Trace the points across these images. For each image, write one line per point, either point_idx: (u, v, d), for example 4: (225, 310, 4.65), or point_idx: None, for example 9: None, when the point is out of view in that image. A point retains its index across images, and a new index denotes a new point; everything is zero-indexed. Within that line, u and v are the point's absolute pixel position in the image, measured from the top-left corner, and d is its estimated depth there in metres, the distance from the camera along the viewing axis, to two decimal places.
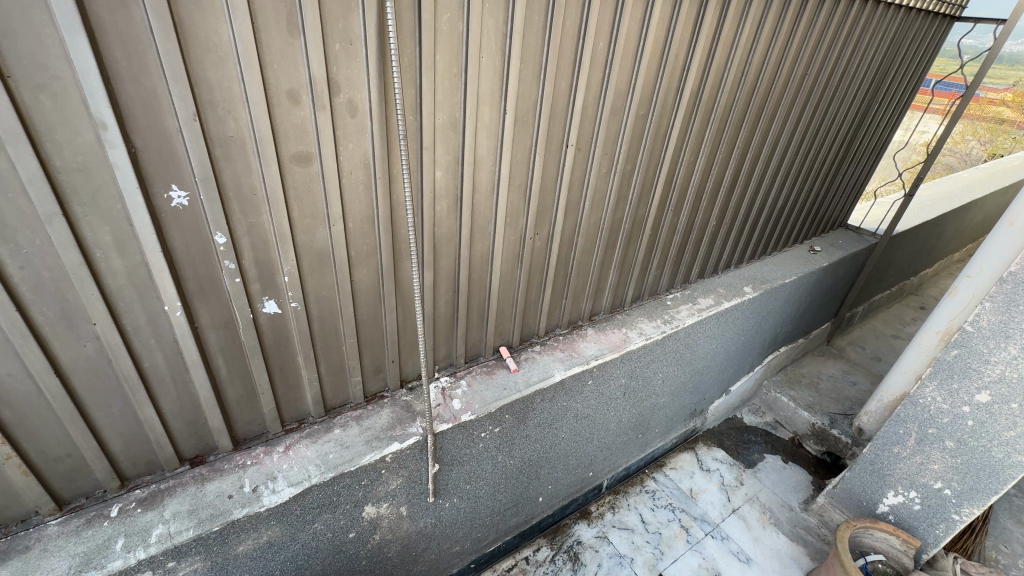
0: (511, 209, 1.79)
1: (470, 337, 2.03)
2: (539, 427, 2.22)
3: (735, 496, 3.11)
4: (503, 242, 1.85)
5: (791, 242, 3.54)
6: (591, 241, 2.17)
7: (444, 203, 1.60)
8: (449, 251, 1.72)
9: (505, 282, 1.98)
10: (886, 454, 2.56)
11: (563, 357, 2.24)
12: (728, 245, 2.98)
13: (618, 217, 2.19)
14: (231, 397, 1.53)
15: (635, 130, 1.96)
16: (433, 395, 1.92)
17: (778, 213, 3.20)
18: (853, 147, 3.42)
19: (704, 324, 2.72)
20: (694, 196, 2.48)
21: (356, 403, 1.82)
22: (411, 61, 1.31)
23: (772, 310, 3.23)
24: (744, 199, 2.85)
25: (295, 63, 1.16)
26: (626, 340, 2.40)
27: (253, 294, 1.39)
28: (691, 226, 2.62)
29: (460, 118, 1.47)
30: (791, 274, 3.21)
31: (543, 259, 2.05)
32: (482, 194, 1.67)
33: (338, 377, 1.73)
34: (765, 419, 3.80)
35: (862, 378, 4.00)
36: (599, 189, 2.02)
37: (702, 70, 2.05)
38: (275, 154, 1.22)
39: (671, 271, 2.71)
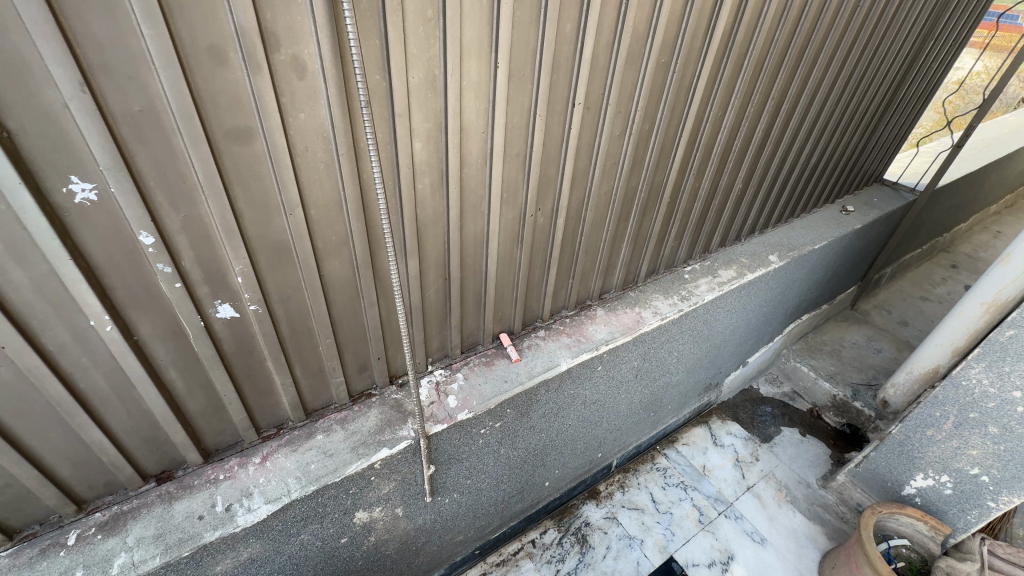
0: (507, 183, 1.52)
1: (466, 326, 1.82)
2: (543, 418, 2.05)
3: (750, 473, 2.98)
4: (500, 221, 1.59)
5: (822, 202, 3.22)
6: (602, 213, 1.91)
7: (426, 180, 1.34)
8: (437, 235, 1.48)
9: (503, 264, 1.74)
10: (918, 436, 2.38)
11: (570, 343, 2.03)
12: (754, 209, 2.69)
13: (632, 185, 1.91)
14: (194, 409, 1.35)
15: (655, 82, 1.65)
16: (426, 392, 1.74)
17: (811, 170, 2.88)
18: (899, 93, 3.02)
19: (724, 299, 2.48)
20: (720, 155, 2.18)
21: (340, 403, 1.65)
22: (371, 2, 1.02)
23: (798, 279, 2.97)
24: (775, 157, 2.53)
25: (213, 9, 0.88)
26: (640, 321, 2.18)
27: (201, 299, 1.17)
28: (715, 191, 2.33)
29: (440, 75, 1.19)
30: (821, 239, 2.92)
31: (546, 237, 1.80)
32: (472, 167, 1.41)
33: (317, 379, 1.55)
34: (782, 389, 3.62)
35: (887, 345, 3.79)
36: (611, 155, 1.74)
37: (737, 4, 1.69)
38: (203, 132, 0.97)
39: (690, 241, 2.44)
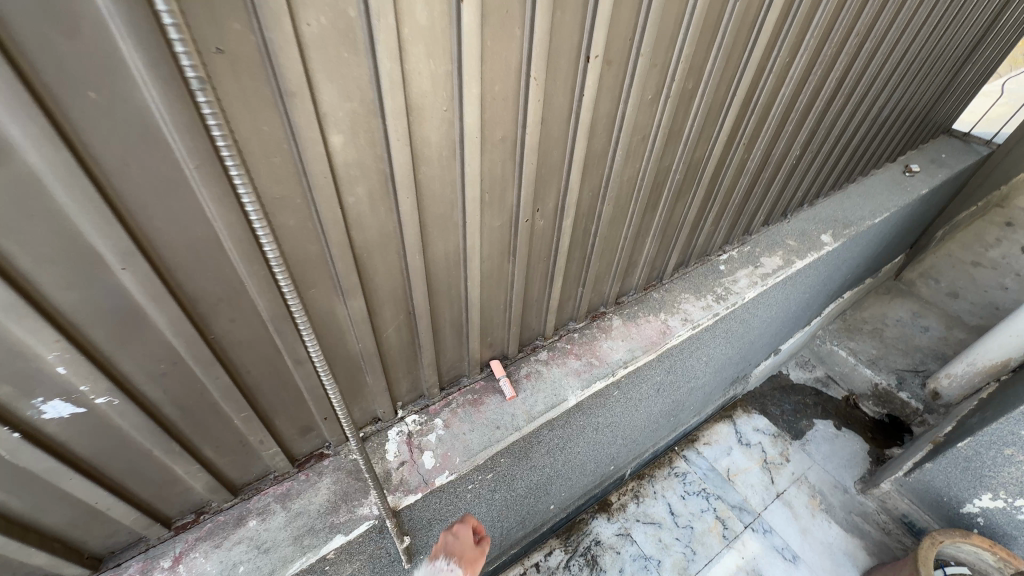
0: (491, 181, 1.04)
1: (444, 361, 1.40)
2: (547, 455, 1.68)
3: (780, 477, 2.66)
4: (482, 232, 1.12)
5: (882, 162, 2.67)
6: (622, 206, 1.42)
7: (358, 190, 0.87)
8: (388, 262, 1.02)
9: (490, 284, 1.29)
10: (991, 454, 2.01)
11: (579, 368, 1.60)
12: (808, 179, 2.16)
13: (664, 166, 1.41)
14: (54, 523, 0.96)
15: (707, 19, 1.12)
16: (394, 451, 1.35)
17: (877, 125, 2.32)
18: (997, 20, 2.38)
19: (767, 294, 2.02)
20: (781, 116, 1.65)
21: (281, 473, 1.27)
22: None
23: (850, 258, 2.49)
24: (844, 111, 1.97)
25: None
26: (667, 333, 1.73)
27: (5, 401, 0.74)
28: (767, 162, 1.81)
29: (361, 18, 0.69)
30: (882, 211, 2.41)
31: (548, 244, 1.32)
32: (433, 163, 0.92)
33: (241, 454, 1.15)
34: (815, 374, 3.23)
35: (935, 323, 3.36)
36: (639, 129, 1.23)
37: None
38: None
39: (728, 224, 1.95)
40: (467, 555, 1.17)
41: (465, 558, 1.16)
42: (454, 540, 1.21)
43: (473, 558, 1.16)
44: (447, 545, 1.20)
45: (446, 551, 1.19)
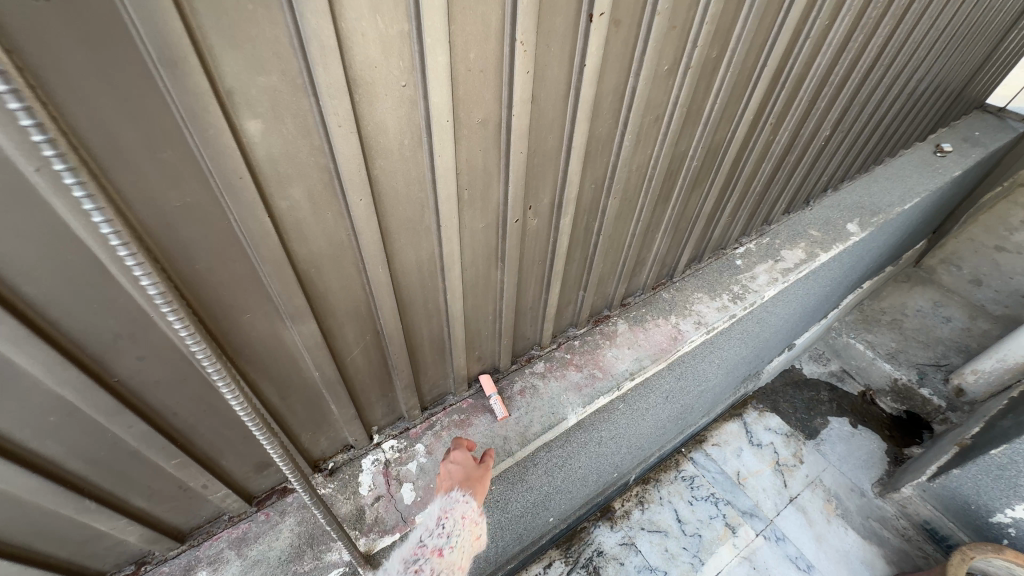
0: (470, 174, 0.84)
1: (424, 380, 1.21)
2: (544, 475, 1.51)
3: (793, 480, 2.51)
4: (460, 235, 0.92)
5: (911, 142, 2.45)
6: (630, 199, 1.21)
7: (294, 192, 0.67)
8: (344, 277, 0.83)
9: (475, 293, 1.09)
10: None
11: (579, 381, 1.42)
12: (835, 162, 1.95)
13: (679, 151, 1.20)
14: None
15: None
16: (369, 483, 1.18)
17: (911, 101, 2.09)
18: None
19: (787, 291, 1.82)
20: (813, 91, 1.43)
21: (237, 512, 1.10)
22: None
23: (876, 249, 2.28)
24: (880, 85, 1.74)
25: None
26: (679, 338, 1.54)
27: None
28: (794, 144, 1.59)
29: None
30: (912, 195, 2.20)
31: (543, 245, 1.13)
32: (391, 155, 0.72)
33: (183, 499, 0.97)
34: (830, 368, 3.06)
35: (957, 313, 3.16)
36: (652, 108, 1.02)
37: None
38: None
39: (747, 214, 1.75)
40: (474, 478, 1.07)
41: (477, 486, 1.06)
42: (455, 467, 1.08)
43: (485, 486, 1.06)
44: (449, 476, 1.07)
45: (450, 479, 1.06)
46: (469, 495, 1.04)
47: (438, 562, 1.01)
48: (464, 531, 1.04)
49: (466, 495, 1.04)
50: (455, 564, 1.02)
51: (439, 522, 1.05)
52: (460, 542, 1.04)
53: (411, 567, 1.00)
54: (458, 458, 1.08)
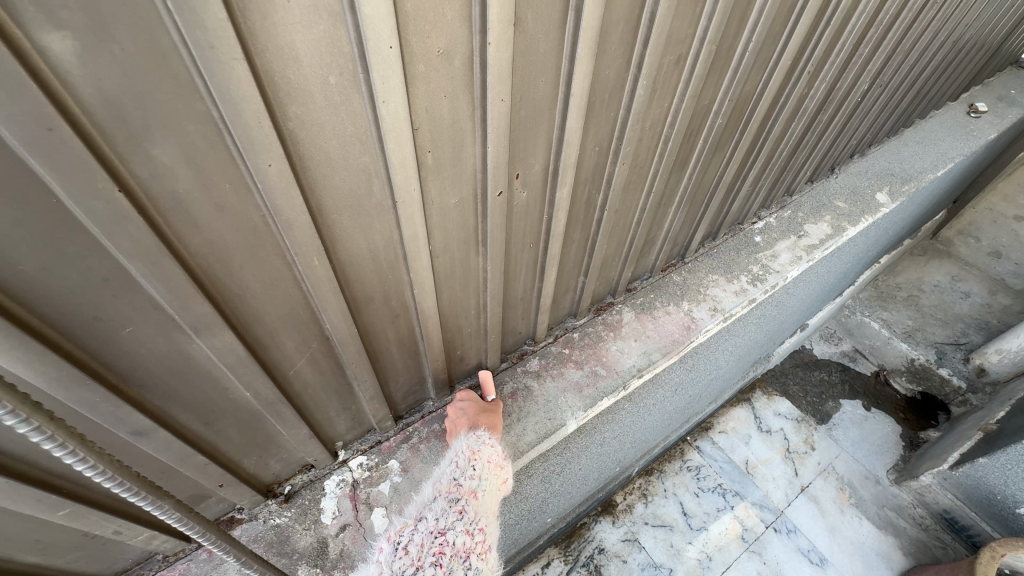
0: (433, 131, 0.62)
1: (396, 387, 1.02)
2: (540, 482, 1.34)
3: (805, 469, 2.38)
4: (426, 213, 0.70)
5: (943, 102, 2.21)
6: (641, 167, 1.00)
7: (159, 153, 0.45)
8: (267, 273, 0.62)
9: (452, 285, 0.89)
10: None
11: (580, 381, 1.23)
12: (866, 124, 1.72)
13: (702, 105, 0.98)
14: None
15: None
16: (335, 508, 1.00)
17: (953, 52, 1.84)
18: None
19: (810, 271, 1.63)
20: (858, 32, 1.20)
21: (172, 552, 0.92)
22: None
23: (903, 221, 2.07)
24: (926, 31, 1.51)
25: None
26: (693, 328, 1.35)
27: None
28: (828, 102, 1.38)
29: None
30: (946, 161, 1.98)
31: (535, 225, 0.92)
32: (311, 101, 0.50)
33: (92, 549, 0.78)
34: (841, 348, 2.90)
35: (977, 288, 2.98)
36: (672, 46, 0.80)
37: None
38: None
39: (769, 184, 1.54)
40: (489, 412, 1.08)
41: (497, 421, 1.06)
42: (467, 405, 1.09)
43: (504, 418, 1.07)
44: (463, 414, 1.07)
45: (467, 417, 1.06)
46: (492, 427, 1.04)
47: (477, 505, 0.92)
48: (492, 475, 0.98)
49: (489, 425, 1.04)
50: (488, 507, 0.94)
51: (472, 463, 0.97)
52: (490, 488, 0.96)
53: (455, 506, 0.90)
54: (467, 398, 1.11)
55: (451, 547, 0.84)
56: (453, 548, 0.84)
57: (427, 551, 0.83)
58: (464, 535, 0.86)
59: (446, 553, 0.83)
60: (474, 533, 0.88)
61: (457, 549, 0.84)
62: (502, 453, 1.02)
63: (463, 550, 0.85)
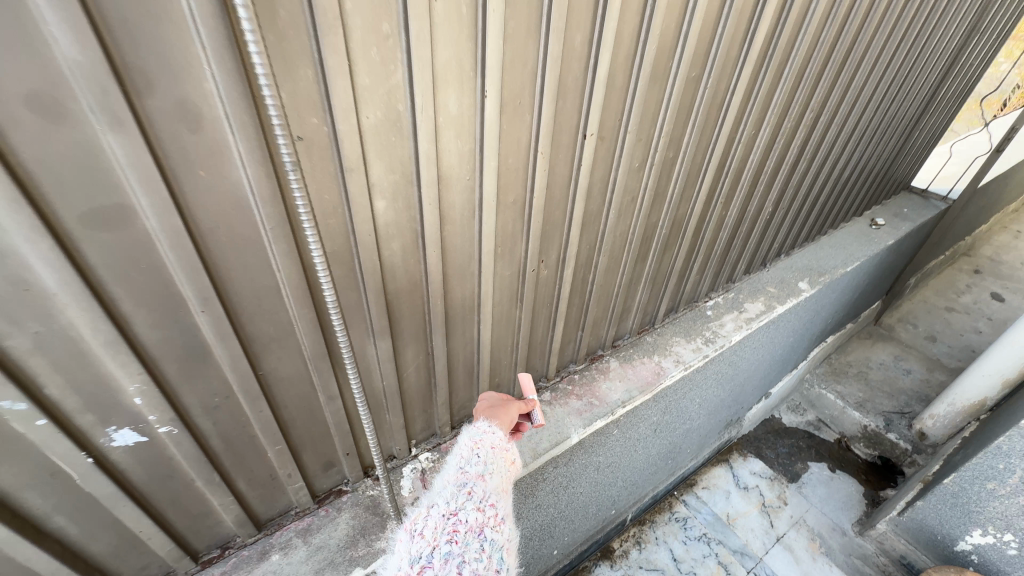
0: (502, 236, 1.20)
1: (456, 400, 1.50)
2: (551, 493, 1.75)
3: (779, 521, 2.70)
4: (494, 280, 1.27)
5: (850, 216, 2.92)
6: (616, 258, 1.59)
7: (394, 245, 1.02)
8: (413, 307, 1.16)
9: (500, 326, 1.42)
10: (976, 488, 2.10)
11: (580, 408, 1.70)
12: (783, 231, 2.37)
13: (652, 222, 1.60)
14: (99, 552, 1.03)
15: (681, 103, 1.33)
16: (408, 484, 1.43)
17: (843, 184, 2.54)
18: (939, 94, 2.67)
19: (752, 338, 2.17)
20: (751, 178, 1.86)
21: (301, 508, 1.34)
22: (296, 23, 0.69)
23: (829, 304, 2.66)
24: (810, 172, 2.20)
25: (27, 42, 0.55)
26: (661, 373, 1.86)
27: (85, 430, 0.85)
28: (743, 217, 2.01)
29: (406, 111, 0.86)
30: (854, 259, 2.62)
31: (552, 291, 1.48)
32: (455, 222, 1.08)
33: (269, 487, 1.23)
34: (807, 418, 3.33)
35: (917, 366, 3.50)
36: (629, 191, 1.42)
37: (780, 6, 1.38)
38: (43, 223, 0.64)
39: (713, 273, 2.13)
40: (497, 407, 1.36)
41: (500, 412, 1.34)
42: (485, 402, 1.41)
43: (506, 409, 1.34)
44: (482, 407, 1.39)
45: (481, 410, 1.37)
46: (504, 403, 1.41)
47: (483, 485, 1.18)
48: (493, 459, 1.26)
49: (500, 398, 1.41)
50: (494, 485, 1.22)
51: (475, 452, 1.25)
52: (493, 468, 1.25)
53: (463, 489, 1.15)
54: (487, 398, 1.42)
55: (463, 524, 1.08)
56: (466, 524, 1.08)
57: (441, 531, 1.05)
58: (474, 512, 1.11)
59: (459, 530, 1.07)
60: (482, 509, 1.13)
61: (469, 523, 1.08)
62: (503, 439, 1.31)
63: (475, 525, 1.09)
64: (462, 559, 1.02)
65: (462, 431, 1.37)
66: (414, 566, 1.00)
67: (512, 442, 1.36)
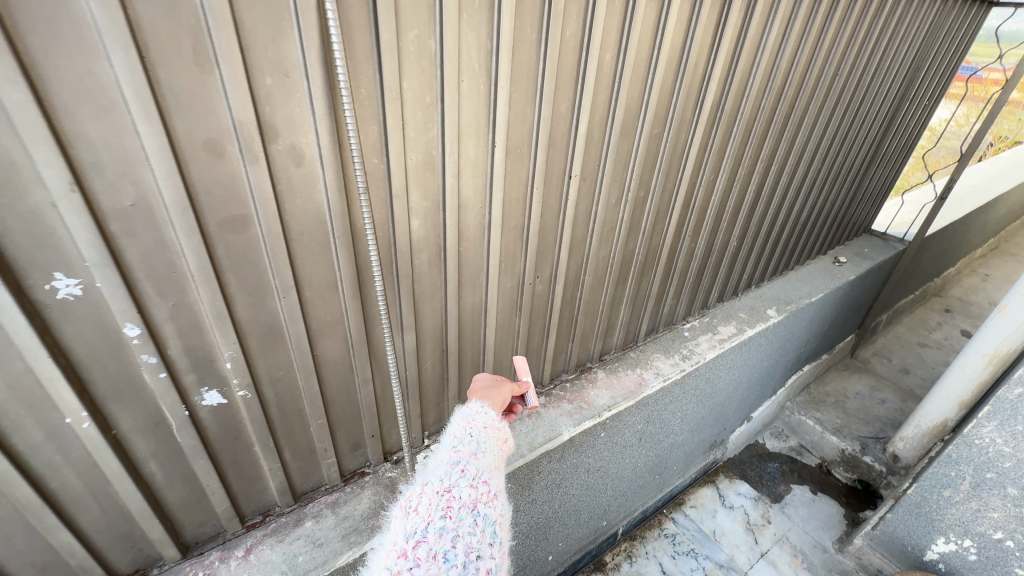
0: (506, 254, 1.51)
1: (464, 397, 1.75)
2: (545, 489, 1.96)
3: (763, 538, 2.85)
4: (498, 290, 1.57)
5: (814, 254, 3.26)
6: (600, 278, 1.89)
7: (423, 256, 1.32)
8: (434, 309, 1.45)
9: (502, 332, 1.70)
10: (935, 497, 2.29)
11: (571, 411, 1.95)
12: (750, 264, 2.70)
13: (629, 249, 1.91)
14: (172, 502, 1.26)
15: (648, 152, 1.68)
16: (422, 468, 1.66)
17: (803, 224, 2.90)
18: (882, 149, 3.08)
19: (725, 356, 2.44)
20: (714, 216, 2.19)
21: (331, 485, 1.57)
22: (370, 95, 1.03)
23: (798, 332, 2.95)
24: (770, 213, 2.55)
25: (212, 106, 0.87)
26: (643, 383, 2.12)
27: (187, 387, 1.12)
28: (712, 249, 2.34)
29: (438, 156, 1.19)
30: (818, 290, 2.94)
31: (546, 304, 1.77)
32: (470, 239, 1.39)
33: (307, 460, 1.47)
34: (789, 444, 3.53)
35: (891, 395, 3.72)
36: (609, 222, 1.74)
37: (723, 79, 1.76)
38: (196, 224, 0.94)
39: (688, 298, 2.43)
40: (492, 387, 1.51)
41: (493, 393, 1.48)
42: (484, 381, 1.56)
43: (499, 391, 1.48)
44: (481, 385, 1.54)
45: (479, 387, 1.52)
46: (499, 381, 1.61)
47: (476, 463, 1.21)
48: (485, 438, 1.30)
49: (495, 376, 1.62)
50: (487, 462, 1.24)
51: (468, 432, 1.30)
52: (487, 447, 1.28)
53: (457, 468, 1.18)
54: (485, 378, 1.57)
55: (457, 500, 1.10)
56: (459, 500, 1.10)
57: (435, 506, 1.08)
58: (467, 489, 1.13)
59: (453, 505, 1.09)
60: (475, 486, 1.15)
61: (462, 499, 1.10)
62: (494, 418, 1.37)
63: (468, 501, 1.11)
64: (455, 533, 1.04)
65: (455, 414, 1.44)
66: (409, 541, 1.03)
67: (503, 421, 1.42)
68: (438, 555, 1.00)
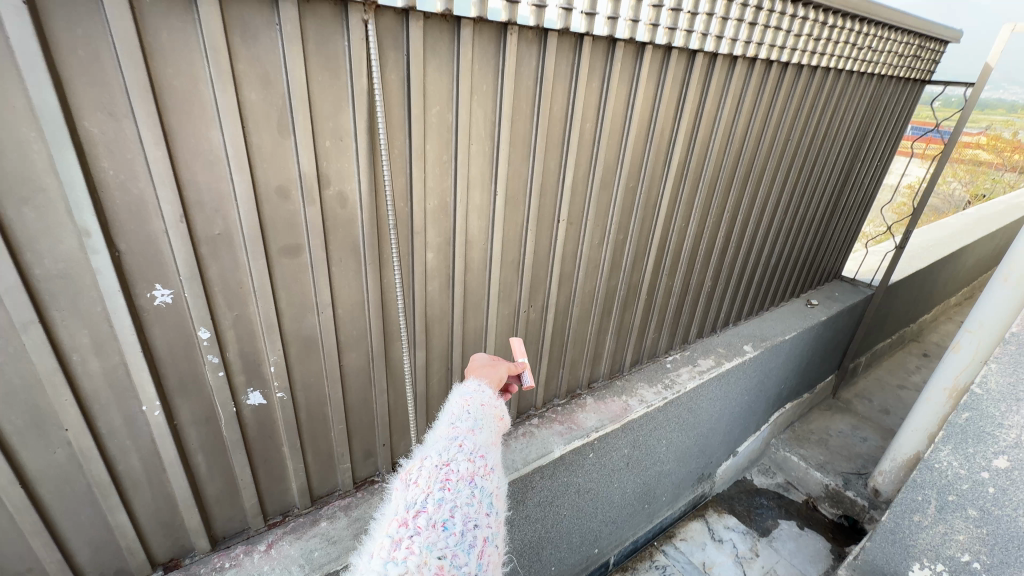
0: (504, 284, 1.77)
1: None
2: (538, 506, 2.10)
3: (751, 570, 2.92)
4: (497, 315, 1.82)
5: (786, 297, 3.54)
6: (587, 309, 2.14)
7: (435, 283, 1.58)
8: (442, 330, 1.69)
9: (501, 354, 1.93)
10: (906, 522, 2.41)
11: (562, 431, 2.14)
12: (725, 303, 2.97)
13: (612, 285, 2.18)
14: (210, 494, 1.44)
15: (625, 201, 1.99)
16: None
17: (773, 268, 3.19)
18: (840, 203, 3.43)
19: (705, 386, 2.65)
20: (689, 257, 2.48)
21: (344, 490, 1.74)
22: (401, 153, 1.32)
23: (775, 368, 3.17)
24: (740, 256, 2.84)
25: (285, 160, 1.16)
26: (628, 408, 2.31)
27: (237, 386, 1.34)
28: (687, 287, 2.61)
29: (451, 201, 1.48)
30: (791, 329, 3.19)
31: (539, 331, 2.01)
32: (474, 270, 1.66)
33: (326, 464, 1.65)
34: (776, 480, 3.66)
35: (873, 433, 3.88)
36: (593, 260, 2.02)
37: (687, 141, 2.10)
38: (263, 250, 1.21)
39: (669, 332, 2.68)
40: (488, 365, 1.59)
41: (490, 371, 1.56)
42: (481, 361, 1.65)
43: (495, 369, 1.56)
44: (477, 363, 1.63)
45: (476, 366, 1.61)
46: (495, 362, 1.69)
47: (474, 437, 1.24)
48: (483, 414, 1.34)
49: (491, 357, 1.70)
50: (484, 437, 1.28)
51: (465, 409, 1.34)
52: (483, 423, 1.32)
53: (455, 442, 1.20)
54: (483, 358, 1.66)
55: (455, 473, 1.12)
56: (457, 473, 1.11)
57: (434, 479, 1.09)
58: (465, 462, 1.15)
59: (451, 478, 1.10)
60: (473, 460, 1.17)
61: (459, 472, 1.12)
62: (491, 396, 1.42)
63: (466, 474, 1.13)
64: (453, 504, 1.05)
65: (454, 391, 1.47)
66: (409, 511, 1.04)
67: (501, 401, 1.48)
68: (438, 523, 1.01)
